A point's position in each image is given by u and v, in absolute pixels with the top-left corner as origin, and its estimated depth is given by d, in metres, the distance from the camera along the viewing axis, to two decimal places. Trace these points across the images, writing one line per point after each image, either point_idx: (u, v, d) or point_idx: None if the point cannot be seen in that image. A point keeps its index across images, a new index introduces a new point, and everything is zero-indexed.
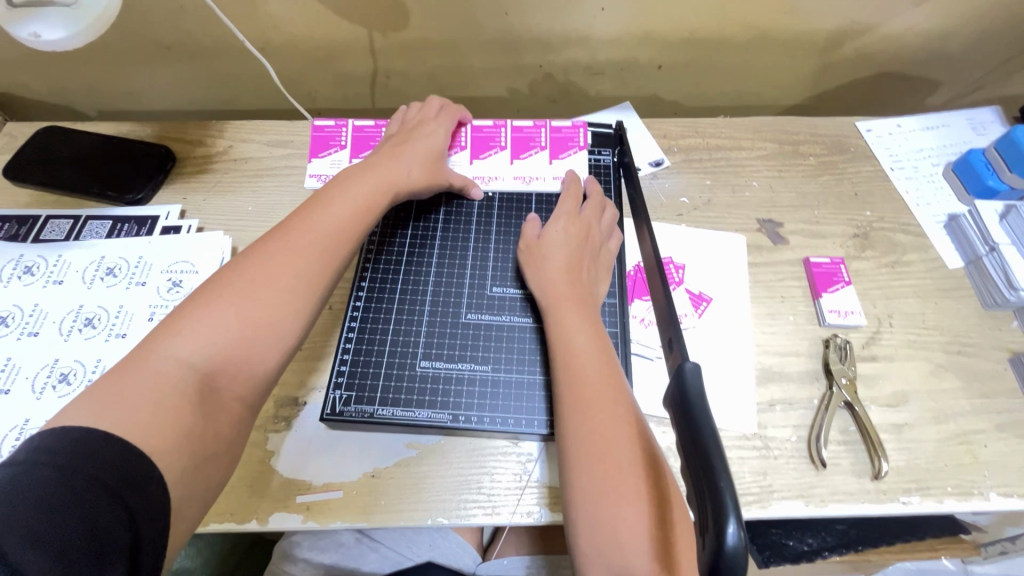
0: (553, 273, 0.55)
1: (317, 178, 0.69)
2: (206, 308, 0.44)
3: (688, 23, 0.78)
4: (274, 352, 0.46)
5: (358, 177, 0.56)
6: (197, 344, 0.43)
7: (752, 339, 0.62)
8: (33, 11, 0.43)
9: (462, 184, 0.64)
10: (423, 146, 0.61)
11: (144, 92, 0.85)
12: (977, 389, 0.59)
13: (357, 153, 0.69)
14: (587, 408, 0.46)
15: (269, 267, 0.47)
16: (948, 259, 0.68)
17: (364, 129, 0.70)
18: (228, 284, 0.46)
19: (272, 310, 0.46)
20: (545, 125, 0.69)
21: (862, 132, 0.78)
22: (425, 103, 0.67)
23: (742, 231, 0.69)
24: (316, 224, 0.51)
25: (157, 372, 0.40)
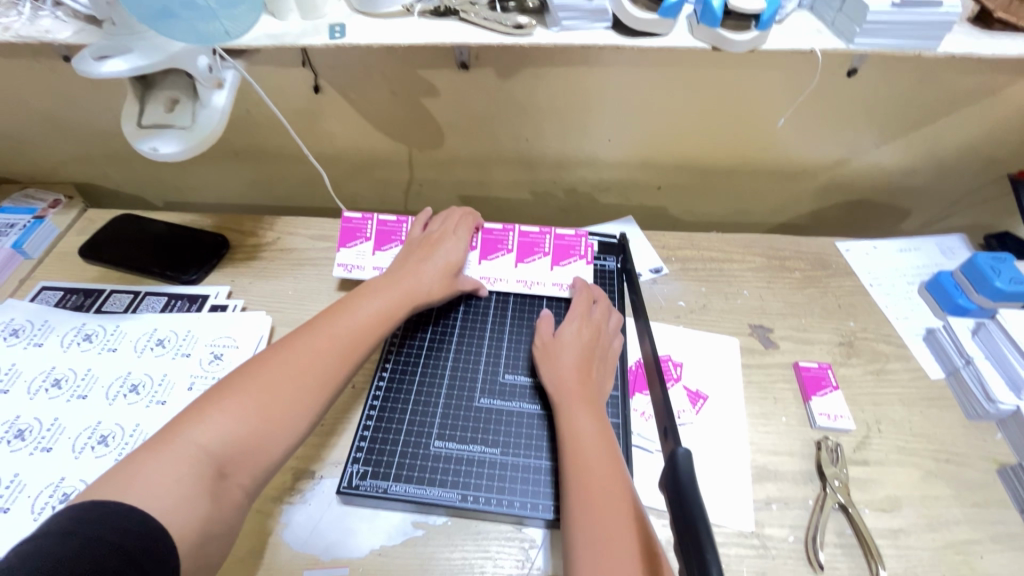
0: (562, 366, 0.61)
1: (342, 266, 0.76)
2: (230, 399, 0.49)
3: (682, 154, 0.91)
4: (282, 443, 0.50)
5: (380, 288, 0.63)
6: (218, 430, 0.47)
7: (747, 438, 0.65)
8: (156, 132, 0.54)
9: (473, 287, 0.71)
10: (442, 259, 0.69)
11: (209, 188, 0.97)
12: (969, 499, 0.61)
13: (379, 246, 0.76)
14: (588, 500, 0.49)
15: (293, 365, 0.53)
16: (930, 369, 0.73)
17: (388, 224, 0.77)
18: (253, 379, 0.51)
19: (289, 403, 0.51)
20: (550, 232, 0.77)
21: (841, 251, 0.87)
22: (448, 214, 0.75)
23: (735, 335, 0.76)
24: (340, 327, 0.58)
25: (178, 452, 0.45)
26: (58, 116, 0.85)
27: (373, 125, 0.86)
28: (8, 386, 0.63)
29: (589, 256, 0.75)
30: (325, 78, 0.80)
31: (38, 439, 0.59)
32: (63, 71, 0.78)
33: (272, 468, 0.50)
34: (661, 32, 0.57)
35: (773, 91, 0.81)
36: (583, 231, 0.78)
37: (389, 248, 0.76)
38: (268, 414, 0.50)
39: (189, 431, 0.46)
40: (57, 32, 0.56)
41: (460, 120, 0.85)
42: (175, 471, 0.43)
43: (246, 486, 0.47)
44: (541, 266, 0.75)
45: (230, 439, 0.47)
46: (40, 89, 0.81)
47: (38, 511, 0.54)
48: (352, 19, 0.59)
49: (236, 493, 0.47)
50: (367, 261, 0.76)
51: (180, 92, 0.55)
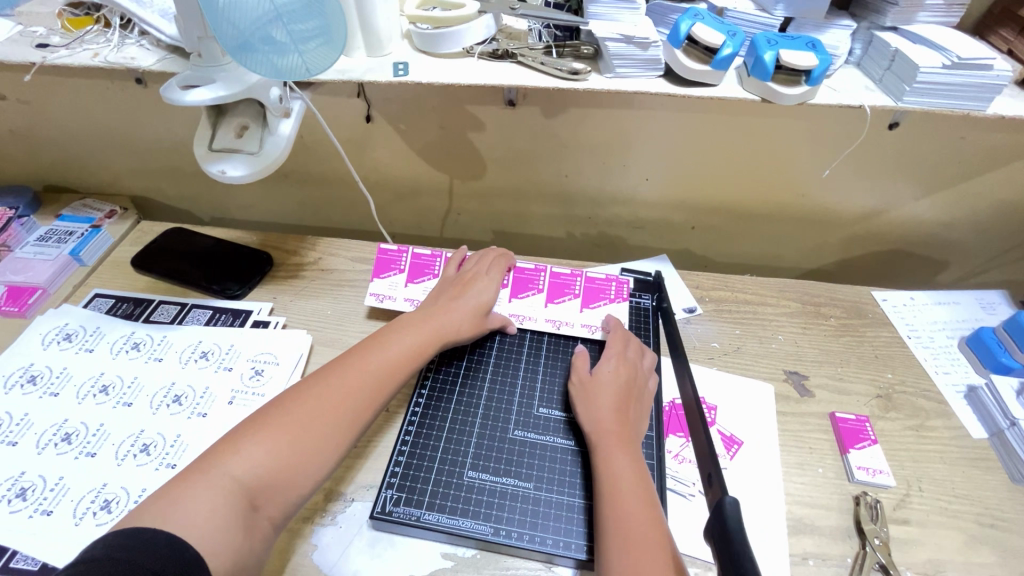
0: (599, 404, 0.61)
1: (375, 295, 0.78)
2: (264, 431, 0.49)
3: (719, 196, 0.92)
4: (313, 474, 0.50)
5: (413, 324, 0.64)
6: (251, 462, 0.47)
7: (782, 487, 0.64)
8: (225, 155, 0.57)
9: (503, 325, 0.72)
10: (476, 298, 0.70)
11: (254, 206, 1.01)
12: (1017, 568, 0.59)
13: (412, 278, 0.78)
14: (624, 543, 0.48)
15: (328, 398, 0.53)
16: (972, 428, 0.71)
17: (422, 258, 0.80)
18: (286, 412, 0.51)
19: (321, 435, 0.51)
20: (580, 275, 0.79)
21: (878, 300, 0.86)
22: (483, 255, 0.77)
23: (770, 380, 0.75)
24: (375, 361, 0.58)
25: (213, 482, 0.45)
26: (123, 132, 0.90)
27: (418, 154, 0.89)
28: (58, 389, 0.65)
29: (618, 300, 0.77)
30: (378, 108, 0.83)
31: (84, 444, 0.60)
32: (133, 92, 0.83)
33: (301, 500, 0.50)
34: (711, 82, 0.59)
35: (813, 140, 0.82)
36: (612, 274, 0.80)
37: (421, 281, 0.78)
38: (301, 445, 0.50)
39: (224, 462, 0.47)
40: (141, 59, 0.60)
41: (502, 154, 0.88)
42: (210, 503, 0.44)
43: (272, 518, 0.47)
44: (573, 306, 0.76)
45: (264, 471, 0.48)
46: (110, 106, 0.86)
47: (79, 516, 0.55)
48: (415, 58, 0.62)
49: (265, 527, 0.47)
50: (400, 291, 0.77)
51: (250, 119, 0.58)
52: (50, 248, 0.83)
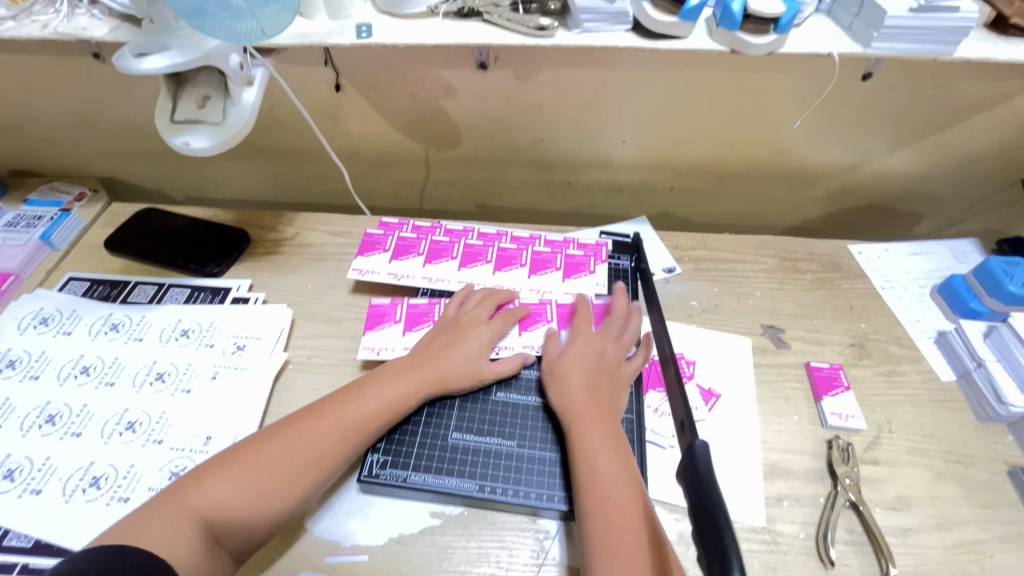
0: (578, 379, 0.61)
1: (369, 348, 0.69)
2: (231, 470, 0.51)
3: (696, 155, 0.91)
4: (274, 520, 0.51)
5: (397, 374, 0.61)
6: (215, 500, 0.49)
7: (758, 435, 0.66)
8: (188, 127, 0.56)
9: (520, 364, 0.64)
10: (468, 349, 0.64)
11: (228, 184, 0.99)
12: (979, 500, 0.62)
13: (410, 326, 0.70)
14: (605, 520, 0.50)
15: (297, 446, 0.54)
16: (941, 371, 0.73)
17: (420, 306, 0.72)
18: (256, 455, 0.53)
19: (282, 489, 0.51)
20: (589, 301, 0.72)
21: (853, 253, 0.88)
22: (484, 294, 0.71)
23: (747, 334, 0.76)
24: (347, 419, 0.56)
25: (176, 513, 0.48)
26: (85, 111, 0.87)
27: (391, 124, 0.88)
28: (38, 372, 0.65)
29: (599, 270, 0.76)
30: (347, 77, 0.81)
31: (68, 424, 0.60)
32: (91, 67, 0.81)
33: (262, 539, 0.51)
34: (680, 35, 0.58)
35: (787, 95, 0.81)
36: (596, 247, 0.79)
37: (420, 328, 0.70)
38: (263, 493, 0.51)
39: (194, 498, 0.49)
40: (93, 29, 0.58)
41: (476, 121, 0.87)
42: (180, 529, 0.47)
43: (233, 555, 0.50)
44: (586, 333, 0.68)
45: (227, 514, 0.49)
46: (68, 85, 0.84)
47: (69, 494, 0.55)
48: (379, 19, 0.61)
49: (224, 559, 0.49)
50: (383, 268, 0.75)
51: (211, 89, 0.56)
52: (19, 233, 0.81)
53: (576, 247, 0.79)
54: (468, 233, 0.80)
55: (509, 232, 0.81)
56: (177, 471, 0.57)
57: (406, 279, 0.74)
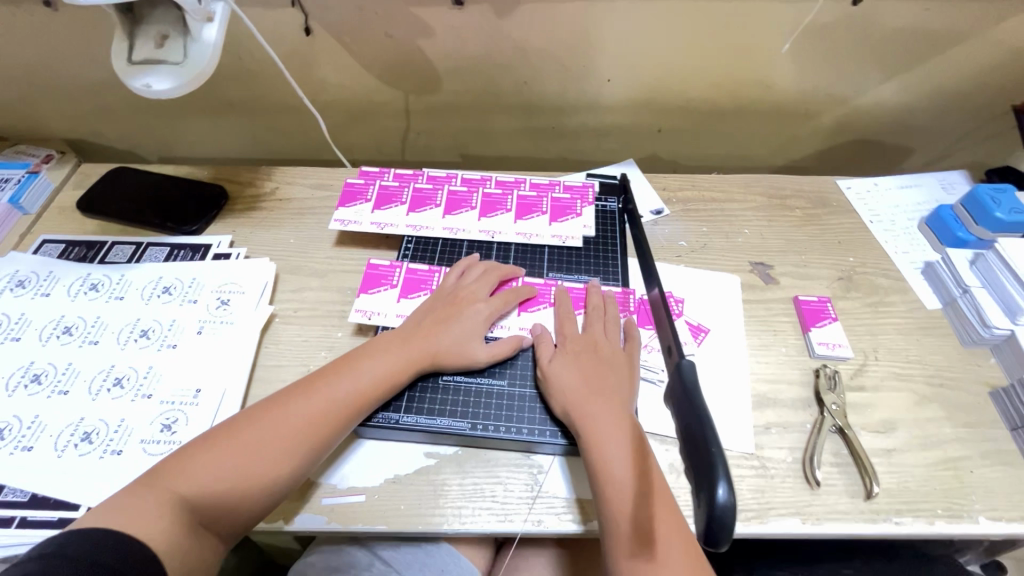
0: (577, 360, 0.60)
1: (361, 311, 0.66)
2: (215, 454, 0.50)
3: (683, 93, 0.89)
4: (265, 498, 0.51)
5: (388, 350, 0.60)
6: (198, 483, 0.49)
7: (748, 368, 0.67)
8: (148, 67, 0.53)
9: (515, 348, 0.62)
10: (464, 325, 0.62)
11: (203, 142, 0.96)
12: (961, 420, 0.63)
13: (406, 293, 0.68)
14: (619, 511, 0.49)
15: (284, 428, 0.53)
16: (927, 300, 0.74)
17: (418, 272, 0.70)
18: (241, 437, 0.52)
19: (272, 467, 0.51)
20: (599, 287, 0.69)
21: (842, 189, 0.87)
22: (475, 267, 0.69)
23: (736, 272, 0.76)
24: (338, 394, 0.56)
25: (159, 495, 0.47)
26: (43, 66, 0.83)
27: (366, 70, 0.84)
28: (19, 334, 0.64)
29: (586, 212, 0.75)
30: (316, 19, 0.77)
31: (55, 382, 0.60)
32: (44, 16, 0.76)
33: (252, 521, 0.51)
34: None
35: (775, 23, 0.79)
36: (582, 189, 0.78)
37: (416, 296, 0.68)
38: (251, 471, 0.50)
39: (177, 484, 0.48)
40: None
41: (455, 63, 0.83)
42: (163, 513, 0.46)
43: (223, 534, 0.50)
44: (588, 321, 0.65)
45: (215, 494, 0.49)
46: (22, 38, 0.79)
47: (61, 448, 0.55)
48: None
49: (213, 540, 0.49)
50: (365, 217, 0.73)
51: (170, 27, 0.53)
52: None
53: (563, 190, 0.77)
54: (451, 179, 0.78)
55: (493, 177, 0.79)
56: (168, 423, 0.57)
57: (389, 227, 0.72)
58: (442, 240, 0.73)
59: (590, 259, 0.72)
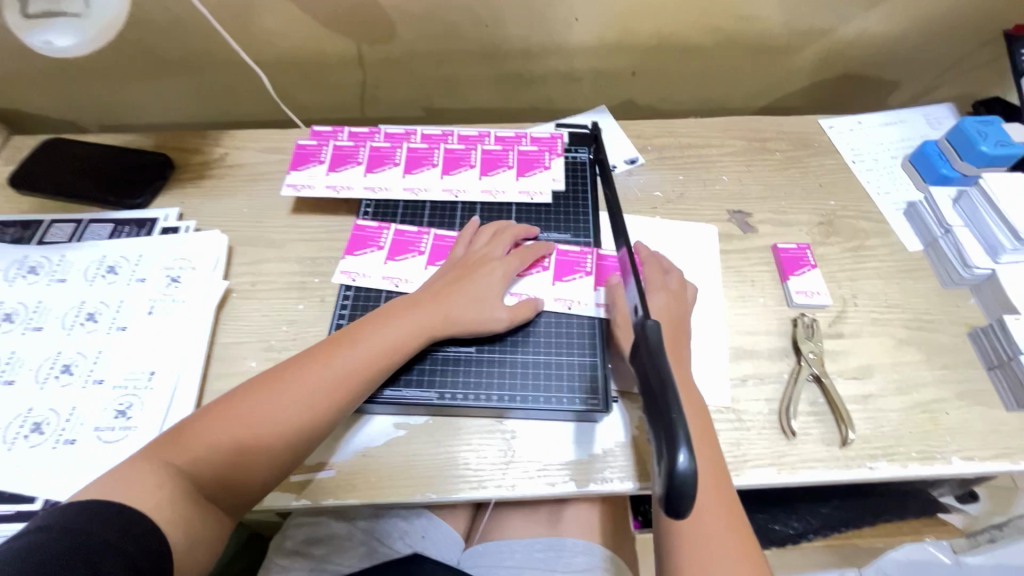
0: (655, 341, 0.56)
1: (346, 274, 0.64)
2: (219, 426, 0.49)
3: (656, 30, 0.83)
4: (271, 469, 0.49)
5: (400, 316, 0.56)
6: (201, 454, 0.47)
7: (725, 320, 0.65)
8: (46, 21, 0.48)
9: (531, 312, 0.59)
10: (476, 287, 0.59)
11: (145, 107, 0.89)
12: (938, 361, 0.63)
13: (393, 255, 0.65)
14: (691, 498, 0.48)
15: (291, 401, 0.50)
16: (907, 241, 0.72)
17: (406, 234, 0.66)
18: (248, 409, 0.50)
19: (278, 437, 0.49)
20: (592, 250, 0.66)
21: (824, 128, 0.83)
22: (488, 227, 0.65)
23: (713, 222, 0.73)
24: (342, 362, 0.52)
25: (160, 466, 0.46)
26: None
27: (310, 17, 0.77)
28: None
29: (555, 165, 0.71)
30: None
31: None
32: None
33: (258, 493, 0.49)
34: None
35: None
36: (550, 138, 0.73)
37: (404, 259, 0.65)
38: (254, 441, 0.48)
39: (175, 454, 0.47)
40: None
41: (408, 5, 0.77)
42: (161, 481, 0.45)
43: (227, 506, 0.49)
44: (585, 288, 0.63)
45: (218, 464, 0.47)
46: None
47: (11, 441, 0.53)
48: None
49: (218, 511, 0.48)
50: (320, 181, 0.69)
51: None
52: None
53: (530, 142, 0.73)
54: (410, 135, 0.73)
55: (456, 130, 0.74)
56: (123, 408, 0.55)
57: (346, 191, 0.68)
58: (403, 201, 0.69)
59: (560, 215, 0.69)
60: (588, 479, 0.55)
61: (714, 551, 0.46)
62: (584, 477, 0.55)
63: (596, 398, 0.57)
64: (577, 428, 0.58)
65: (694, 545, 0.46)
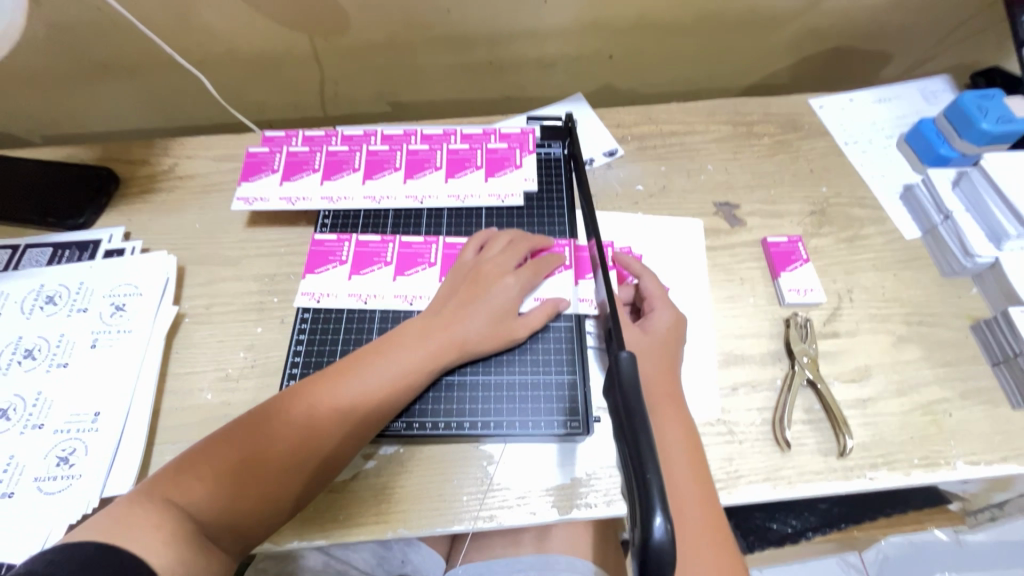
0: (648, 357, 0.52)
1: (307, 294, 0.59)
2: (217, 463, 0.43)
3: (633, 9, 0.77)
4: (275, 510, 0.44)
5: (413, 338, 0.52)
6: (198, 496, 0.41)
7: (713, 324, 0.61)
8: None
9: (547, 317, 0.56)
10: (492, 303, 0.54)
11: (90, 113, 0.83)
12: (939, 358, 0.59)
13: (358, 269, 0.60)
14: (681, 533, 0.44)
15: (298, 438, 0.46)
16: (905, 228, 0.68)
17: (369, 245, 0.62)
18: (251, 446, 0.44)
19: (288, 474, 0.45)
20: (569, 243, 0.62)
21: (815, 108, 0.78)
22: (498, 237, 0.60)
23: (698, 215, 0.69)
24: (357, 391, 0.48)
25: (155, 507, 0.39)
26: None
27: (257, 10, 0.71)
28: None
29: (527, 163, 0.66)
30: None
31: None
32: None
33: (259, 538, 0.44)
34: None
35: None
36: (520, 132, 0.68)
37: (369, 272, 0.60)
38: (260, 480, 0.43)
39: (175, 495, 0.41)
40: None
41: None
42: (160, 524, 0.38)
43: (229, 552, 0.42)
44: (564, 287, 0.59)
45: (221, 505, 0.42)
46: None
47: None
48: None
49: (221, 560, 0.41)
50: (273, 192, 0.64)
51: None
52: None
53: (499, 138, 0.68)
54: (370, 137, 0.68)
55: (419, 129, 0.69)
56: (65, 455, 0.51)
57: (302, 202, 0.63)
58: (364, 210, 0.65)
59: (533, 218, 0.64)
60: (571, 506, 0.51)
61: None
62: (567, 504, 0.51)
63: (576, 421, 0.54)
64: (559, 451, 0.54)
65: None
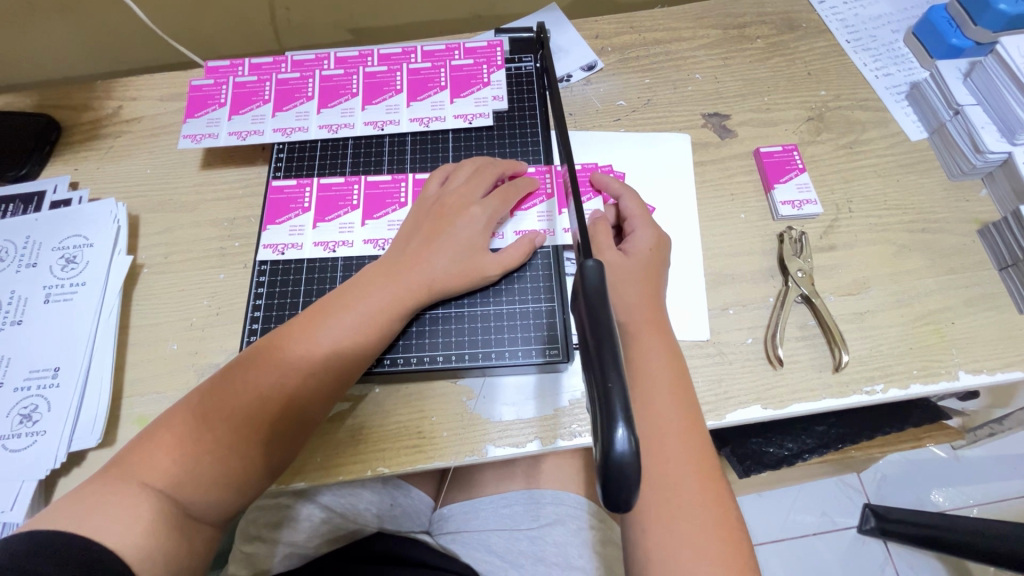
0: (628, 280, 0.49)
1: (271, 247, 0.55)
2: (179, 432, 0.41)
3: None
4: (248, 473, 0.42)
5: (376, 283, 0.49)
6: (165, 470, 0.40)
7: (701, 243, 0.57)
8: None
9: (521, 249, 0.52)
10: (458, 239, 0.51)
11: (21, 60, 0.76)
12: (943, 265, 0.55)
13: (322, 216, 0.56)
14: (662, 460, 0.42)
15: (260, 397, 0.43)
16: (910, 130, 0.62)
17: (333, 188, 0.57)
18: (212, 410, 0.42)
19: (260, 432, 0.43)
20: (550, 169, 0.58)
21: (815, 4, 0.70)
22: (462, 167, 0.55)
23: (686, 128, 0.64)
24: (318, 342, 0.45)
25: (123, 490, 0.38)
26: None
27: None
28: None
29: (495, 80, 0.60)
30: None
31: None
32: None
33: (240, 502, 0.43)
34: None
35: None
36: (487, 46, 0.62)
37: (335, 218, 0.56)
38: (225, 444, 0.41)
39: (142, 473, 0.39)
40: None
41: None
42: (137, 505, 0.38)
43: (215, 523, 0.42)
44: (543, 215, 0.55)
45: (188, 477, 0.40)
46: None
47: None
48: None
49: (205, 529, 0.41)
50: (222, 128, 0.59)
51: None
52: None
53: (464, 54, 0.62)
54: (323, 61, 0.62)
55: (376, 49, 0.63)
56: (28, 412, 0.49)
57: (252, 136, 0.59)
58: (321, 142, 0.60)
59: (504, 138, 0.60)
60: (556, 436, 0.50)
61: (680, 508, 0.41)
62: (551, 434, 0.50)
63: (556, 348, 0.51)
64: (540, 381, 0.52)
65: (656, 501, 0.41)
